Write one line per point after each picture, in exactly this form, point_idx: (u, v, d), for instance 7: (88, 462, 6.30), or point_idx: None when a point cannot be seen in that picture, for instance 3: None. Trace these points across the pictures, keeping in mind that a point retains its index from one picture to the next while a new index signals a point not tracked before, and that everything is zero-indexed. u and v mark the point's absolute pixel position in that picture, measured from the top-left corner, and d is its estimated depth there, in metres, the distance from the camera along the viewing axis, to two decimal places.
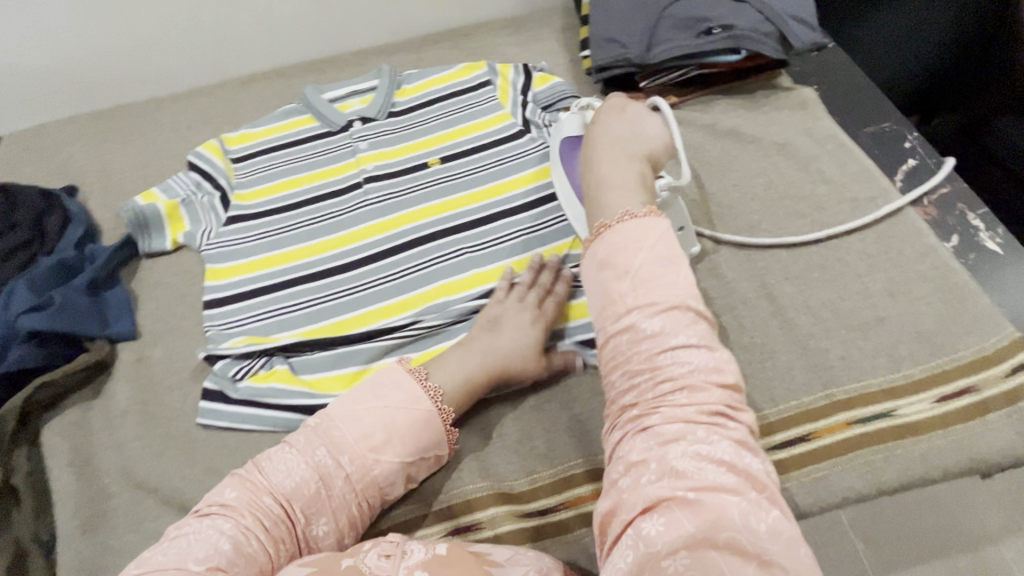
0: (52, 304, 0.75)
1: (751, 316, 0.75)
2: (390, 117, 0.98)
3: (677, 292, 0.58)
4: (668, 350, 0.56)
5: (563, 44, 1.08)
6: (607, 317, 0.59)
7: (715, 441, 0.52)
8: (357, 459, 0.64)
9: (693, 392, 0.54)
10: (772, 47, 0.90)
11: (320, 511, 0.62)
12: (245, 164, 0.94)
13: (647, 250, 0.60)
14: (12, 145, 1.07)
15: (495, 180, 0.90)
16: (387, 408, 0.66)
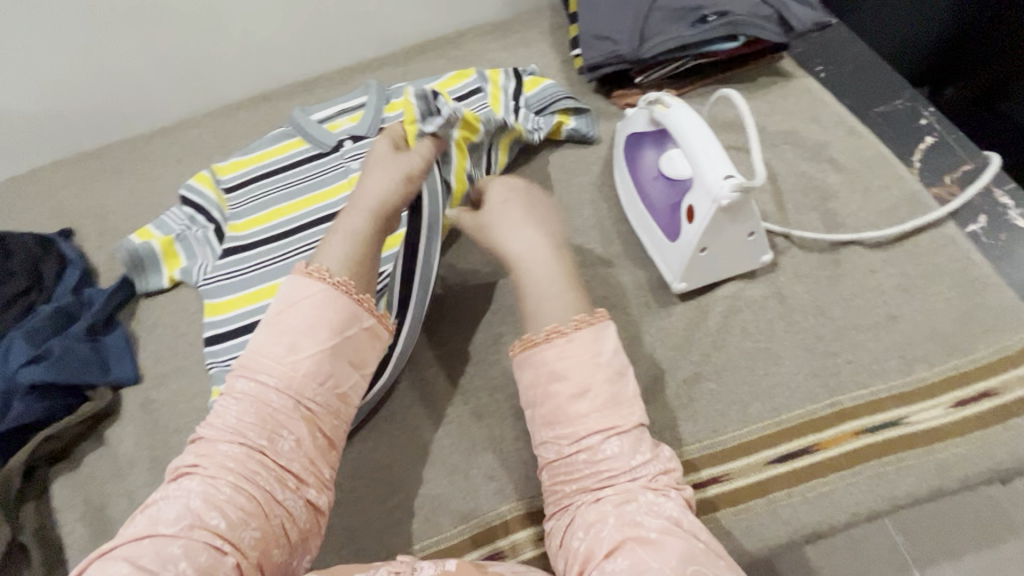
0: (49, 355, 0.73)
1: (770, 318, 0.71)
2: None
3: (630, 410, 0.57)
4: (626, 467, 0.55)
5: (553, 44, 1.05)
6: (547, 432, 0.59)
7: (662, 500, 0.53)
8: (279, 369, 0.59)
9: (655, 480, 0.54)
10: (772, 31, 0.85)
11: (277, 425, 0.58)
12: (237, 195, 0.92)
13: (591, 366, 0.58)
14: (7, 192, 1.07)
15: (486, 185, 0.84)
16: (291, 317, 0.61)
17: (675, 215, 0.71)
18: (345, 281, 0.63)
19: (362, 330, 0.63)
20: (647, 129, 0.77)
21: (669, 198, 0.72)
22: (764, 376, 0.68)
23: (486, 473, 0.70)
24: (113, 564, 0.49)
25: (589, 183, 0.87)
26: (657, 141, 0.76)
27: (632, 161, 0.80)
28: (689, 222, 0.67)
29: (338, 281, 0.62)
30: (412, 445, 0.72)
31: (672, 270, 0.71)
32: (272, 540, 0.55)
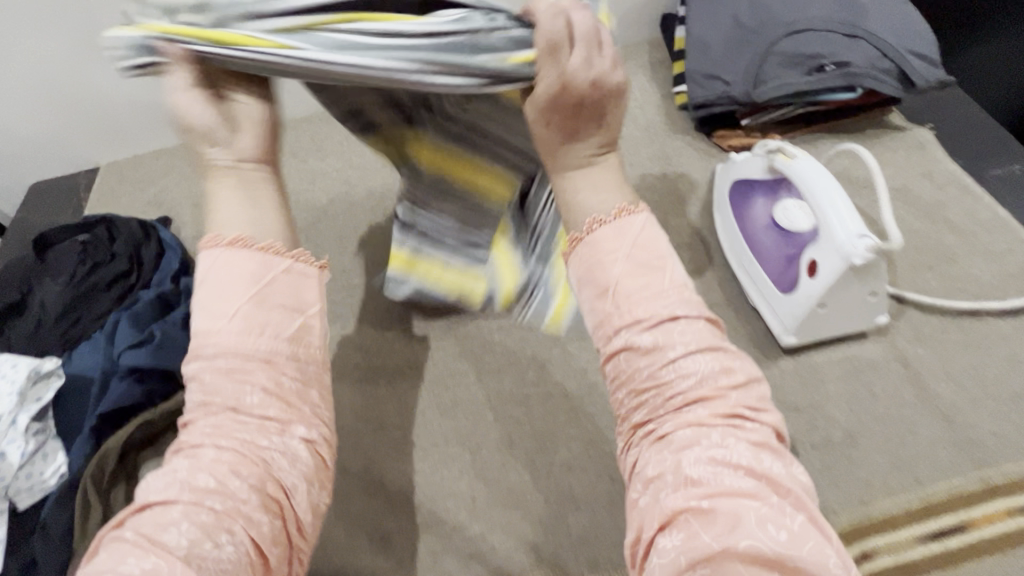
0: (153, 339, 0.75)
1: (884, 380, 0.68)
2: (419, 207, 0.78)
3: (668, 301, 0.42)
4: (667, 359, 0.40)
5: (653, 79, 1.05)
6: (597, 335, 0.44)
7: (731, 445, 0.38)
8: (238, 318, 0.43)
9: (707, 403, 0.39)
10: (890, 84, 0.84)
11: (250, 378, 0.42)
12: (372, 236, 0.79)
13: (624, 256, 0.44)
14: (109, 175, 1.11)
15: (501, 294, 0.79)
16: (208, 296, 0.44)
17: (791, 267, 0.69)
18: (292, 248, 0.48)
19: (279, 274, 0.46)
20: (761, 176, 0.76)
21: (784, 248, 0.71)
22: (878, 444, 0.64)
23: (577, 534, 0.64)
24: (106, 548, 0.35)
25: (688, 224, 0.86)
26: (770, 190, 0.75)
27: (738, 207, 0.79)
28: (812, 276, 0.65)
29: (232, 239, 0.46)
30: (497, 472, 0.69)
31: (782, 322, 0.69)
32: (275, 485, 0.40)
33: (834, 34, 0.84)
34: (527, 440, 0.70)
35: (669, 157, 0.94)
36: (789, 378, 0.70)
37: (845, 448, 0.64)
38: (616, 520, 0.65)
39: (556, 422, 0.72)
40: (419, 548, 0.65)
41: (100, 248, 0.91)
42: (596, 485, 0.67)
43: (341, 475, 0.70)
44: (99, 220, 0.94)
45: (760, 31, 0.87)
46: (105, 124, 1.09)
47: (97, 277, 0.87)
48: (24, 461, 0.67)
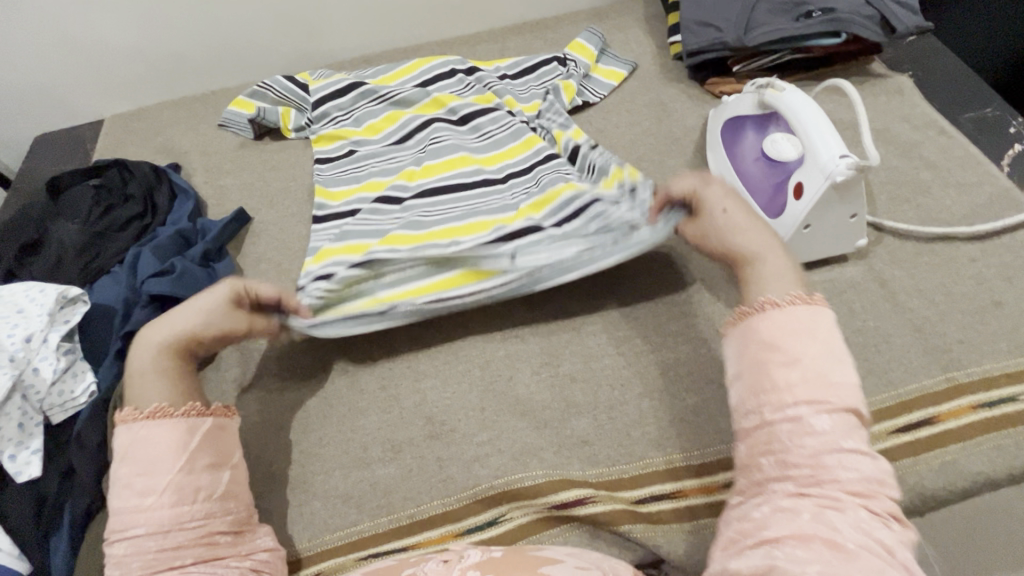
0: (173, 271, 0.78)
1: (862, 298, 0.74)
2: (389, 145, 0.97)
3: (847, 393, 0.52)
4: (834, 447, 0.49)
5: (648, 32, 1.09)
6: (765, 401, 0.53)
7: (878, 528, 0.46)
8: (154, 537, 0.54)
9: (863, 496, 0.47)
10: (873, 30, 0.88)
11: (173, 555, 0.53)
12: (350, 159, 0.96)
13: (820, 343, 0.53)
14: (115, 127, 1.12)
15: (457, 155, 0.92)
16: (136, 459, 0.57)
17: (779, 193, 0.74)
18: (189, 408, 0.60)
19: (204, 433, 0.60)
20: (751, 112, 0.80)
21: (773, 177, 0.75)
22: (855, 353, 0.70)
23: (579, 437, 0.69)
24: None
25: (682, 165, 0.91)
26: (760, 125, 0.79)
27: (729, 145, 0.83)
28: (798, 199, 0.70)
29: (153, 410, 0.59)
30: (505, 386, 0.73)
31: None
32: None
33: None
34: (532, 357, 0.75)
35: (665, 104, 0.98)
36: None
37: None
38: (616, 424, 0.69)
39: (560, 342, 0.76)
40: (430, 455, 0.69)
41: (115, 191, 0.94)
42: (597, 394, 0.72)
43: (358, 393, 0.75)
44: (112, 165, 0.96)
45: None
46: (111, 75, 1.10)
47: (113, 217, 0.90)
48: (56, 378, 0.70)
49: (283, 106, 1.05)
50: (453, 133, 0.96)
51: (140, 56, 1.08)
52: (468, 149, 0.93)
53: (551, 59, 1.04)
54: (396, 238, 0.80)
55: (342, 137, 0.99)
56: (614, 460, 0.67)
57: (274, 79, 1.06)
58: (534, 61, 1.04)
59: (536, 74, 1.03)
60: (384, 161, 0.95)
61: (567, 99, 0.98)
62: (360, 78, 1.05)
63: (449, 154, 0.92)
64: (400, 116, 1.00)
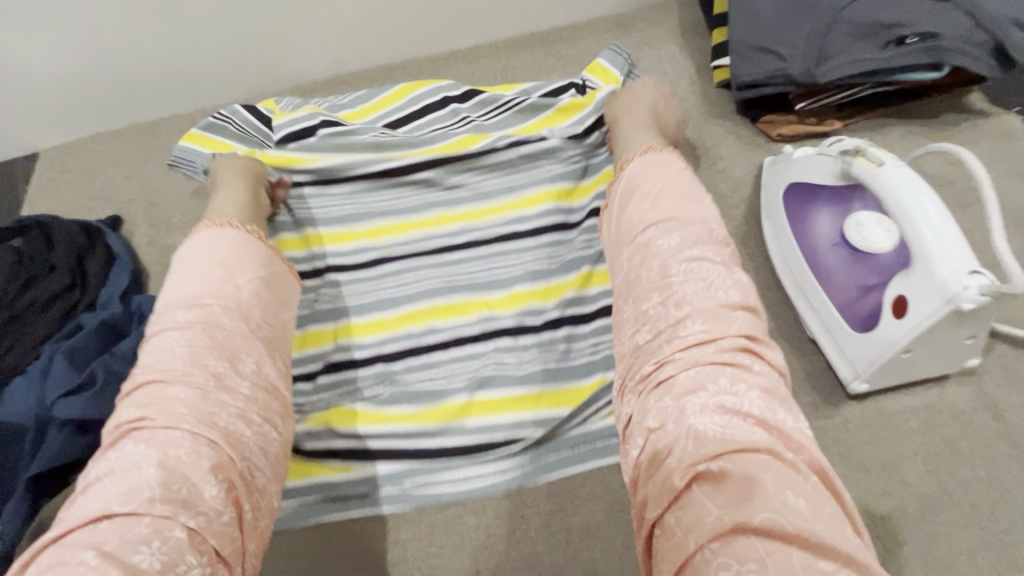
0: (95, 382, 0.63)
1: (971, 434, 0.57)
2: (349, 190, 0.77)
3: (700, 215, 0.53)
4: (678, 260, 0.50)
5: (685, 49, 0.89)
6: (623, 241, 0.55)
7: (741, 393, 0.43)
8: (216, 299, 0.51)
9: (708, 318, 0.47)
10: (985, 60, 0.68)
11: (233, 349, 0.49)
12: (302, 206, 0.76)
13: (661, 178, 0.56)
14: (51, 165, 0.95)
15: (434, 209, 0.75)
16: (211, 257, 0.55)
17: (870, 300, 0.57)
18: (257, 229, 0.60)
19: (282, 270, 0.59)
20: (831, 181, 0.62)
21: (860, 275, 0.58)
22: (964, 516, 0.54)
23: None
24: (78, 554, 0.37)
25: (730, 232, 0.73)
26: (841, 200, 0.61)
27: (795, 218, 0.65)
28: (899, 317, 0.52)
29: (251, 230, 0.59)
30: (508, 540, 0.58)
31: (852, 366, 0.57)
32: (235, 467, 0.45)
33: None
34: (542, 500, 0.60)
35: (707, 148, 0.79)
36: (853, 431, 0.59)
37: (921, 519, 0.54)
38: None
39: (575, 478, 0.61)
40: None
41: (37, 259, 0.78)
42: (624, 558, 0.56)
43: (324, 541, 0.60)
44: (36, 224, 0.80)
45: None
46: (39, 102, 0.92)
47: (32, 296, 0.74)
48: None
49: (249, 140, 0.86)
50: (446, 185, 0.76)
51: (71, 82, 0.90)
52: (451, 202, 0.75)
53: (567, 80, 0.82)
54: (376, 330, 0.69)
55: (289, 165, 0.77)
56: None
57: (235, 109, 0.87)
58: (546, 81, 0.83)
59: (547, 93, 0.81)
60: (341, 209, 0.76)
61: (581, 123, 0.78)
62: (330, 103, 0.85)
63: (427, 208, 0.75)
64: (378, 151, 0.78)
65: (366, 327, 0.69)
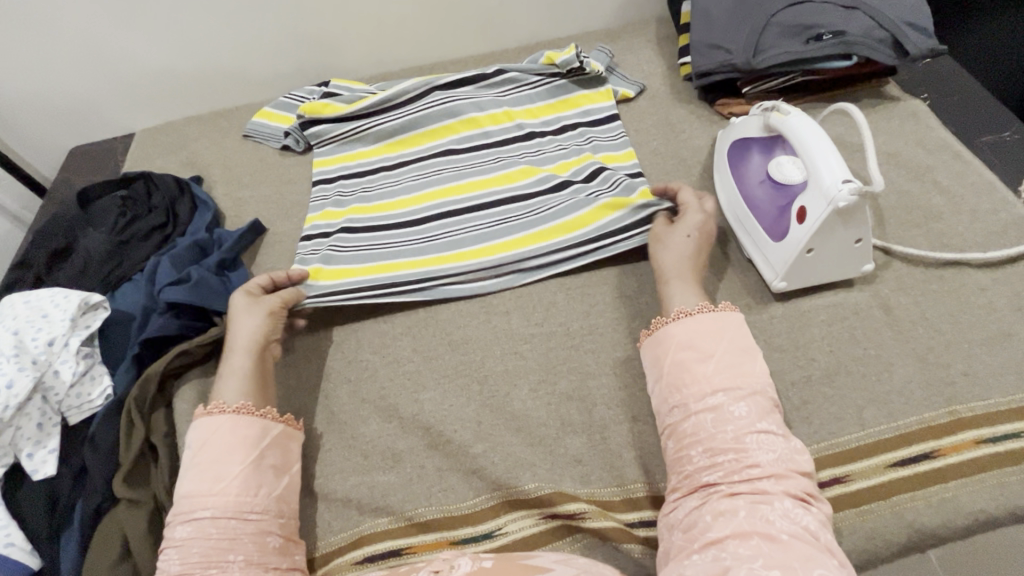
0: (190, 280, 0.82)
1: (866, 325, 0.73)
2: (387, 170, 0.99)
3: (757, 382, 0.60)
4: (750, 431, 0.57)
5: (659, 53, 1.10)
6: (687, 396, 0.61)
7: (800, 510, 0.52)
8: (220, 441, 0.63)
9: (770, 438, 0.57)
10: (885, 53, 0.88)
11: (229, 459, 0.62)
12: (349, 184, 0.98)
13: (726, 341, 0.63)
14: (144, 139, 1.17)
15: (453, 180, 0.95)
16: (207, 454, 0.62)
17: (782, 216, 0.74)
18: (246, 405, 0.66)
19: (274, 437, 0.66)
20: (759, 135, 0.80)
21: (777, 200, 0.75)
22: (855, 381, 0.69)
23: (572, 455, 0.69)
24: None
25: (688, 185, 0.91)
26: (767, 148, 0.79)
27: (735, 165, 0.83)
28: (801, 223, 0.70)
29: (238, 406, 0.65)
30: (503, 400, 0.74)
31: (773, 268, 0.74)
32: (261, 533, 0.60)
33: (831, 6, 0.89)
34: (530, 374, 0.76)
35: (673, 124, 0.99)
36: (777, 321, 0.75)
37: (824, 382, 0.70)
38: (609, 443, 0.70)
39: (558, 358, 0.77)
40: (426, 464, 0.70)
41: (139, 202, 0.98)
42: (593, 413, 0.72)
43: (359, 402, 0.76)
44: (138, 176, 1.01)
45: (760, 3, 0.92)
46: (142, 90, 1.15)
47: (137, 227, 0.94)
48: (75, 380, 0.73)
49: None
50: (456, 162, 0.97)
51: (170, 74, 1.13)
52: (468, 171, 0.95)
53: (549, 82, 1.03)
54: (396, 259, 0.86)
55: (341, 161, 1.02)
56: (603, 484, 0.67)
57: (297, 93, 1.13)
58: (530, 80, 1.04)
59: (533, 94, 1.03)
60: (378, 184, 0.97)
61: (569, 115, 1.01)
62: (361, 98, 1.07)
63: (448, 180, 0.95)
64: (398, 145, 1.02)
65: (396, 262, 0.86)
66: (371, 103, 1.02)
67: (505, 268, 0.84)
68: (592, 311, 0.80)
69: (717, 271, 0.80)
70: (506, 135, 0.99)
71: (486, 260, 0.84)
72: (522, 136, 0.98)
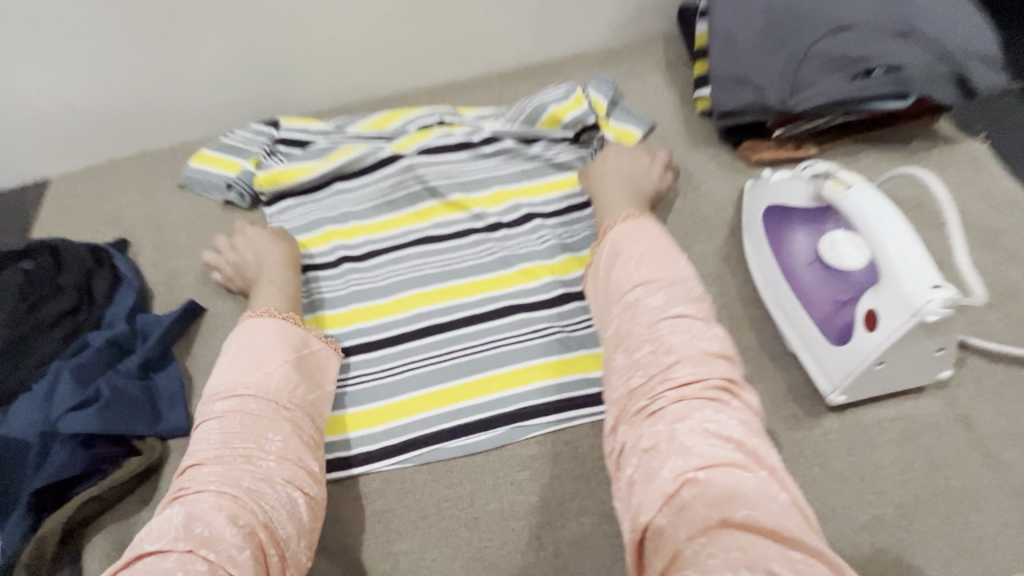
0: (99, 398, 0.65)
1: (944, 446, 0.59)
2: (354, 262, 0.80)
3: (686, 284, 0.62)
4: (666, 317, 0.58)
5: (668, 80, 0.94)
6: (612, 295, 0.64)
7: (722, 419, 0.51)
8: (246, 409, 0.58)
9: (693, 364, 0.54)
10: (945, 90, 0.73)
11: (242, 434, 0.56)
12: (302, 284, 0.79)
13: (653, 241, 0.66)
14: (58, 191, 0.97)
15: (437, 281, 0.77)
16: (247, 352, 0.63)
17: (842, 312, 0.60)
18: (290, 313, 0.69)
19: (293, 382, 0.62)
20: (805, 203, 0.65)
21: (834, 291, 0.61)
22: (938, 526, 0.56)
23: None
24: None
25: (713, 251, 0.76)
26: (815, 220, 0.64)
27: (774, 239, 0.68)
28: (871, 330, 0.56)
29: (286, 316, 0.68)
30: (498, 549, 0.60)
31: (831, 378, 0.60)
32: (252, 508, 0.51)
33: (880, 33, 0.74)
34: (531, 514, 0.61)
35: (691, 172, 0.83)
36: (834, 442, 0.60)
37: (899, 529, 0.56)
38: None
39: (565, 491, 0.62)
40: None
41: (45, 278, 0.78)
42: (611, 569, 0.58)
43: (318, 554, 0.61)
44: (45, 245, 0.81)
45: (795, 28, 0.77)
46: (51, 132, 0.95)
47: (40, 314, 0.75)
48: None
49: (252, 155, 0.91)
50: (438, 255, 0.80)
51: (84, 116, 0.94)
52: (456, 272, 0.78)
53: (550, 153, 0.85)
54: (368, 401, 0.69)
55: None
56: None
57: (241, 131, 0.95)
58: (525, 148, 0.86)
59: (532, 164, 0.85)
60: (342, 283, 0.79)
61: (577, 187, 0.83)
62: (312, 147, 0.90)
63: (428, 281, 0.78)
64: (363, 230, 0.83)
65: (369, 408, 0.69)
66: (329, 167, 0.86)
67: (507, 413, 0.67)
68: (603, 425, 0.66)
69: (755, 370, 0.66)
70: (498, 216, 0.82)
71: (484, 402, 0.68)
72: (518, 221, 0.81)
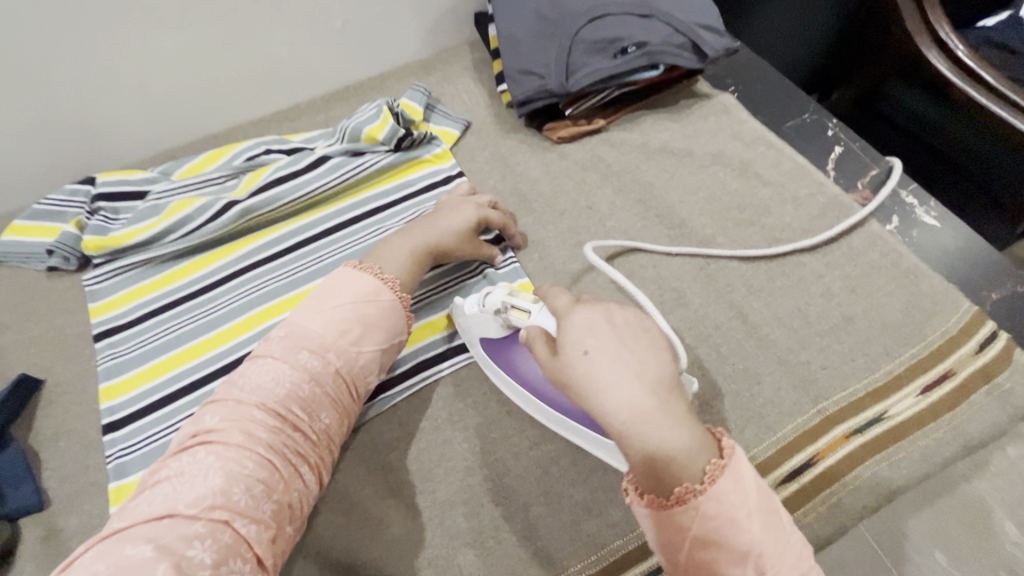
0: None
1: (728, 340, 0.73)
2: (195, 296, 0.82)
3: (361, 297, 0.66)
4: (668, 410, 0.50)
5: (478, 80, 1.03)
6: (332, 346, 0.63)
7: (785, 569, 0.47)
8: (341, 354, 0.63)
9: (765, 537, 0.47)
10: (687, 57, 0.88)
11: (312, 405, 0.60)
12: (143, 329, 0.80)
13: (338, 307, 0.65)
14: None
15: (279, 295, 0.81)
16: (360, 310, 0.65)
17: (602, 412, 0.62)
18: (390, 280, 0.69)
19: (382, 303, 0.67)
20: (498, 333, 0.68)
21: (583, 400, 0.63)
22: (730, 402, 0.69)
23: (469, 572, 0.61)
24: (137, 546, 0.46)
25: (533, 223, 0.86)
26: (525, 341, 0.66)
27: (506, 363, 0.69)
28: None
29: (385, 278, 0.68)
30: (379, 527, 0.64)
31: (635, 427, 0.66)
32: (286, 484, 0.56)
33: (629, 17, 0.87)
34: (405, 488, 0.67)
35: (505, 159, 0.93)
36: None
37: (702, 413, 0.68)
38: (504, 545, 0.63)
39: (431, 460, 0.68)
40: None
41: None
42: (481, 514, 0.65)
43: None
44: None
45: (563, 22, 0.88)
46: None
47: None
48: None
49: (72, 217, 0.87)
50: (283, 267, 0.84)
51: None
52: (296, 281, 0.82)
53: (375, 164, 0.89)
54: None
55: (129, 300, 0.82)
56: None
57: (57, 191, 0.90)
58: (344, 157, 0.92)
59: None
60: (184, 320, 0.80)
61: (400, 181, 0.90)
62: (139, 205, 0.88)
63: (270, 297, 0.81)
64: (200, 264, 0.85)
65: None
66: (164, 225, 0.84)
67: None
68: (456, 394, 0.72)
69: None
70: (330, 224, 0.87)
71: None
72: (349, 224, 0.86)
